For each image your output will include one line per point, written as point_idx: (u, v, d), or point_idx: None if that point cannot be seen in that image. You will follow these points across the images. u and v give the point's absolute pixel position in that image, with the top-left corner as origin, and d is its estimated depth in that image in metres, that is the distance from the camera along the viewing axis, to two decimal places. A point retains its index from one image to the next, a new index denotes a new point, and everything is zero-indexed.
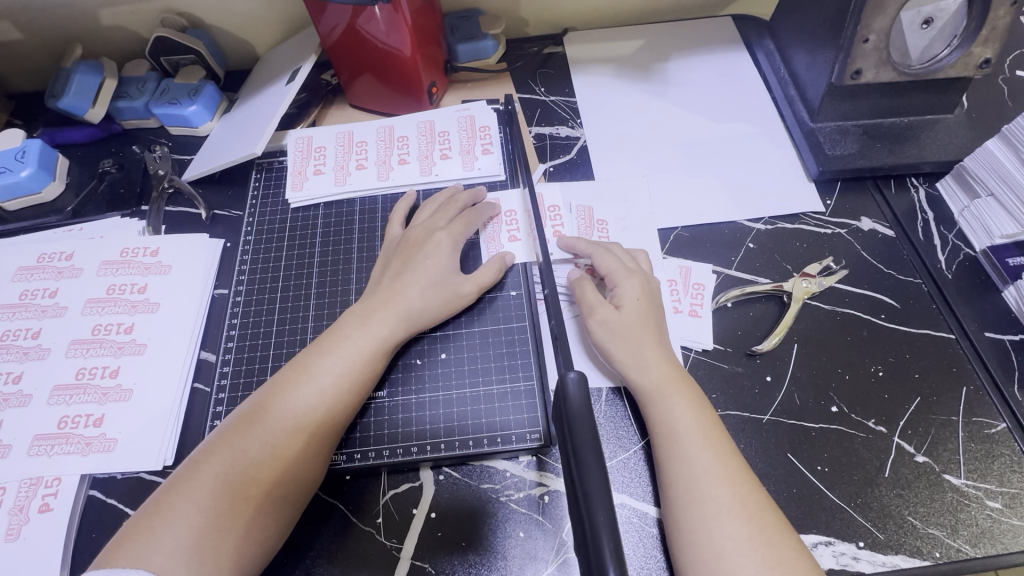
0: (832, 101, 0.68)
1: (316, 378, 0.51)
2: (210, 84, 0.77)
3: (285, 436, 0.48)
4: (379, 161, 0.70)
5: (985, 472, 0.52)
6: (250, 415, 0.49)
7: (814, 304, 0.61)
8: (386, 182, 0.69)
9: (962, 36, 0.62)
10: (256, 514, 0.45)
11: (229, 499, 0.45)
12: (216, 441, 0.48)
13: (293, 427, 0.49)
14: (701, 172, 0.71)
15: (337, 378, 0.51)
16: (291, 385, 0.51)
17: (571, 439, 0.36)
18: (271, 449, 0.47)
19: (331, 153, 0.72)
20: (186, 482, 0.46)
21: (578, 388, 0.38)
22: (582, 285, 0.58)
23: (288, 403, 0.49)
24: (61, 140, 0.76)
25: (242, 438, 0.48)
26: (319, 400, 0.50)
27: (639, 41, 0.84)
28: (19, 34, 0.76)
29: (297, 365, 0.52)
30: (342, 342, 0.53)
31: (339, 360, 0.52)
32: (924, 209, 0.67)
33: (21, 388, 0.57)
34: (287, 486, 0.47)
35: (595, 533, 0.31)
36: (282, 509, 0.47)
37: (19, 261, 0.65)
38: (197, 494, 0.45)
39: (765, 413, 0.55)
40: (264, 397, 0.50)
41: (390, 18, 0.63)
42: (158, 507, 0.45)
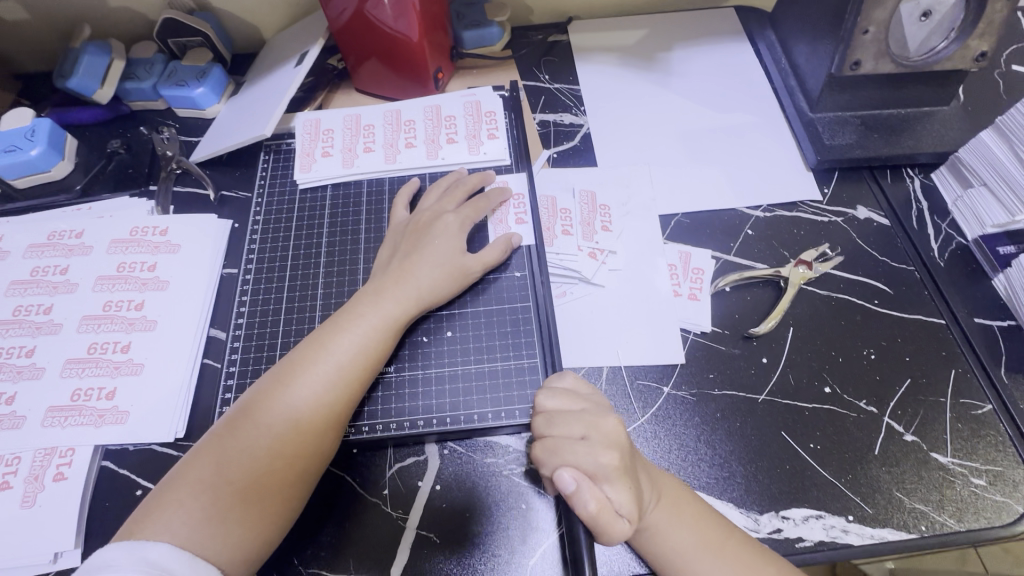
0: (831, 93, 0.69)
1: (333, 354, 0.52)
2: (217, 67, 0.78)
3: (304, 410, 0.49)
4: (386, 144, 0.71)
5: (971, 451, 0.54)
6: (270, 389, 0.51)
7: (810, 290, 0.63)
8: (392, 164, 0.70)
9: (959, 29, 0.63)
10: (278, 486, 0.47)
11: (251, 471, 0.47)
12: (237, 415, 0.50)
13: (312, 401, 0.50)
14: (702, 161, 0.72)
15: (353, 353, 0.53)
16: (307, 361, 0.52)
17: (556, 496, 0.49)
18: (291, 423, 0.49)
19: (338, 137, 0.72)
20: (210, 455, 0.47)
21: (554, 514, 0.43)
22: (554, 392, 0.51)
23: (306, 378, 0.51)
24: (70, 120, 0.76)
25: (263, 412, 0.49)
26: (336, 375, 0.51)
27: (643, 30, 0.85)
28: (25, 14, 0.77)
29: (313, 342, 0.53)
30: (354, 320, 0.54)
31: (354, 337, 0.53)
32: (919, 199, 0.68)
33: (33, 362, 0.58)
34: (306, 458, 0.49)
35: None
36: (303, 481, 0.48)
37: (29, 239, 0.66)
38: (223, 466, 0.47)
39: (760, 393, 0.57)
40: (282, 371, 0.52)
41: (398, 3, 0.65)
42: (182, 478, 0.46)
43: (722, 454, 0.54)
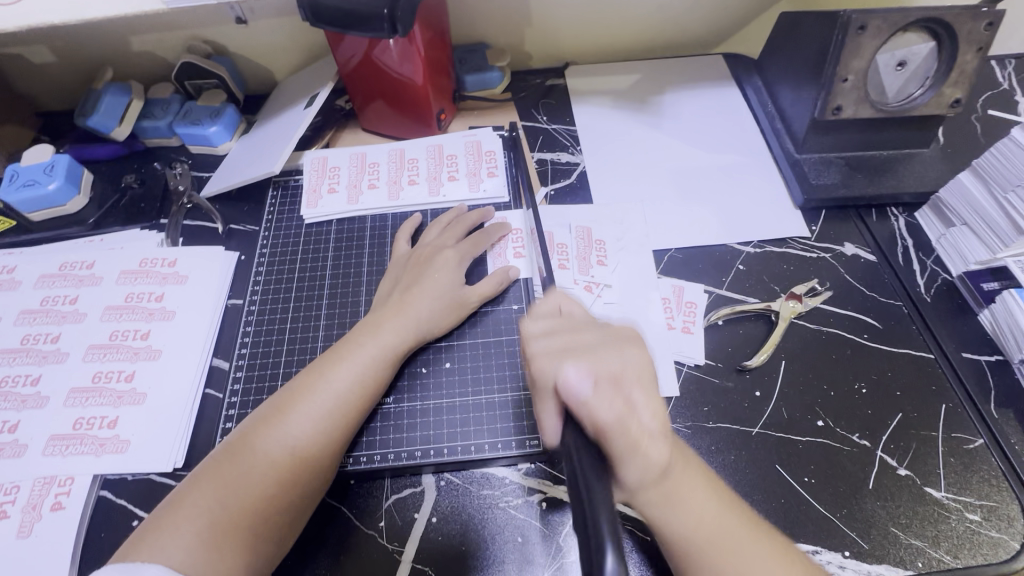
0: (815, 135, 0.73)
1: (332, 384, 0.53)
2: (230, 107, 0.82)
3: (303, 438, 0.50)
4: (390, 182, 0.74)
5: (965, 486, 0.54)
6: (269, 416, 0.52)
7: (801, 324, 0.64)
8: (396, 201, 0.73)
9: (933, 77, 0.68)
10: (274, 513, 0.48)
11: (248, 498, 0.47)
12: (234, 443, 0.50)
13: (311, 430, 0.51)
14: (694, 198, 0.75)
15: (352, 383, 0.54)
16: (307, 389, 0.53)
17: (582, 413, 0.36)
18: (290, 450, 0.49)
19: (344, 174, 0.75)
20: (208, 480, 0.48)
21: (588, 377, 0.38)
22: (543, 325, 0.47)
23: (306, 406, 0.52)
24: (88, 156, 0.80)
25: (262, 438, 0.50)
26: (334, 405, 0.52)
27: (636, 75, 0.90)
28: (53, 58, 0.81)
29: (312, 372, 0.54)
30: (353, 350, 0.56)
31: (352, 367, 0.54)
32: (904, 236, 0.71)
33: (38, 390, 0.59)
34: (303, 488, 0.49)
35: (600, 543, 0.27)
36: (298, 509, 0.49)
37: (41, 270, 0.68)
38: (222, 495, 0.47)
39: (754, 426, 0.58)
40: (281, 401, 0.53)
41: (403, 51, 0.69)
42: (177, 504, 0.46)
43: None
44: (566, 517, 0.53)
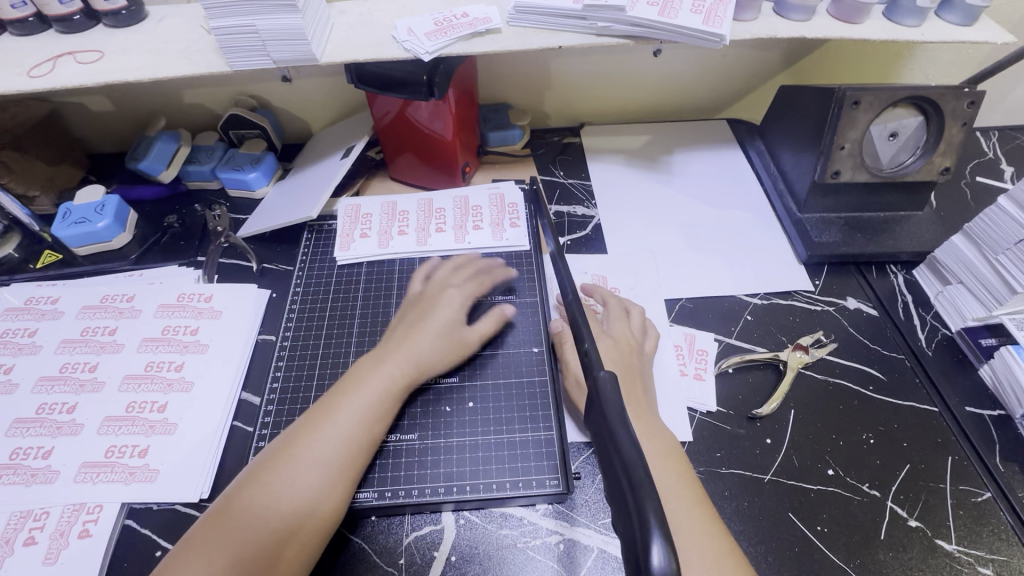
0: (816, 196, 0.78)
1: (337, 418, 0.54)
2: (270, 155, 0.88)
3: (314, 470, 0.51)
4: (418, 229, 0.79)
5: (975, 539, 0.55)
6: (276, 455, 0.52)
7: (808, 373, 0.67)
8: (424, 247, 0.77)
9: (924, 147, 0.74)
10: (288, 544, 0.48)
11: (264, 531, 0.48)
12: (246, 481, 0.51)
13: (320, 466, 0.52)
14: (703, 251, 0.80)
15: (357, 417, 0.55)
16: (318, 421, 0.54)
17: (600, 407, 0.34)
18: (303, 482, 0.51)
19: (375, 221, 0.80)
20: (226, 515, 0.49)
21: (611, 376, 0.35)
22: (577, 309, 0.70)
23: (316, 438, 0.53)
24: (133, 197, 0.85)
25: (274, 473, 0.51)
26: (340, 440, 0.53)
27: (646, 136, 0.97)
28: (110, 106, 0.88)
29: (317, 408, 0.56)
30: (358, 383, 0.57)
31: (358, 400, 0.56)
32: (903, 292, 0.75)
33: (74, 418, 0.61)
34: (318, 521, 0.50)
35: (644, 538, 0.26)
36: (313, 539, 0.50)
37: (83, 301, 0.72)
38: (236, 537, 0.48)
39: (766, 473, 0.59)
40: (290, 436, 0.54)
41: (434, 110, 0.75)
42: (196, 539, 0.48)
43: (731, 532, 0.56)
44: (583, 560, 0.53)
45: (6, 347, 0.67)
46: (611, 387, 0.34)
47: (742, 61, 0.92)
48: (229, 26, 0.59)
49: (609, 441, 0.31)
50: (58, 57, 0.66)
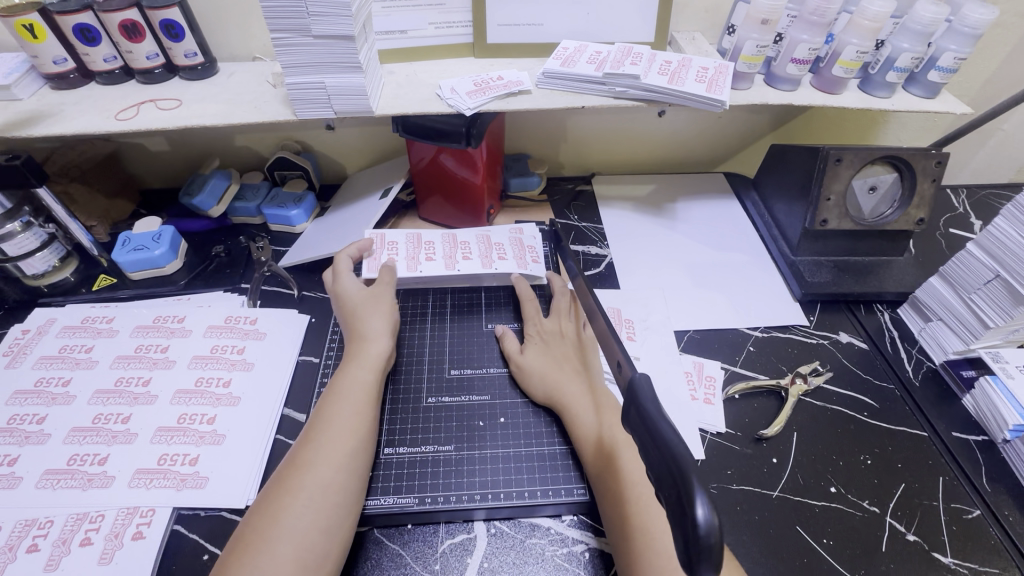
0: (807, 241, 0.86)
1: (340, 421, 0.60)
2: (310, 194, 0.96)
3: (335, 463, 0.56)
4: (445, 256, 0.84)
5: (969, 553, 0.59)
6: (299, 455, 0.57)
7: (808, 400, 0.73)
8: (452, 269, 0.81)
9: (900, 201, 0.84)
10: (326, 533, 0.52)
11: (305, 525, 0.52)
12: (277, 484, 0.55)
13: (340, 458, 0.57)
14: (707, 289, 0.87)
15: (355, 418, 0.61)
16: (330, 421, 0.60)
17: (637, 400, 0.40)
18: (328, 474, 0.55)
19: (402, 247, 0.84)
20: (265, 515, 0.52)
21: (645, 379, 0.41)
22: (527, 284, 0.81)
23: (329, 434, 0.58)
24: (183, 228, 0.92)
25: (302, 470, 0.55)
26: (347, 440, 0.58)
27: (651, 186, 1.07)
28: (168, 147, 0.97)
29: (320, 414, 0.61)
30: (347, 379, 0.64)
31: (350, 402, 0.62)
32: (890, 328, 0.82)
33: (128, 427, 0.65)
34: (348, 510, 0.55)
35: (689, 497, 0.31)
36: (346, 527, 0.54)
37: (137, 322, 0.77)
38: (275, 532, 0.51)
39: (774, 489, 0.64)
40: (307, 440, 0.59)
41: (465, 160, 0.84)
42: (240, 543, 0.51)
43: (742, 542, 0.60)
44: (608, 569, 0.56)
45: (63, 361, 0.72)
46: (644, 385, 0.40)
47: (736, 123, 1.03)
48: (301, 82, 0.68)
49: (652, 429, 0.37)
50: (141, 104, 0.75)
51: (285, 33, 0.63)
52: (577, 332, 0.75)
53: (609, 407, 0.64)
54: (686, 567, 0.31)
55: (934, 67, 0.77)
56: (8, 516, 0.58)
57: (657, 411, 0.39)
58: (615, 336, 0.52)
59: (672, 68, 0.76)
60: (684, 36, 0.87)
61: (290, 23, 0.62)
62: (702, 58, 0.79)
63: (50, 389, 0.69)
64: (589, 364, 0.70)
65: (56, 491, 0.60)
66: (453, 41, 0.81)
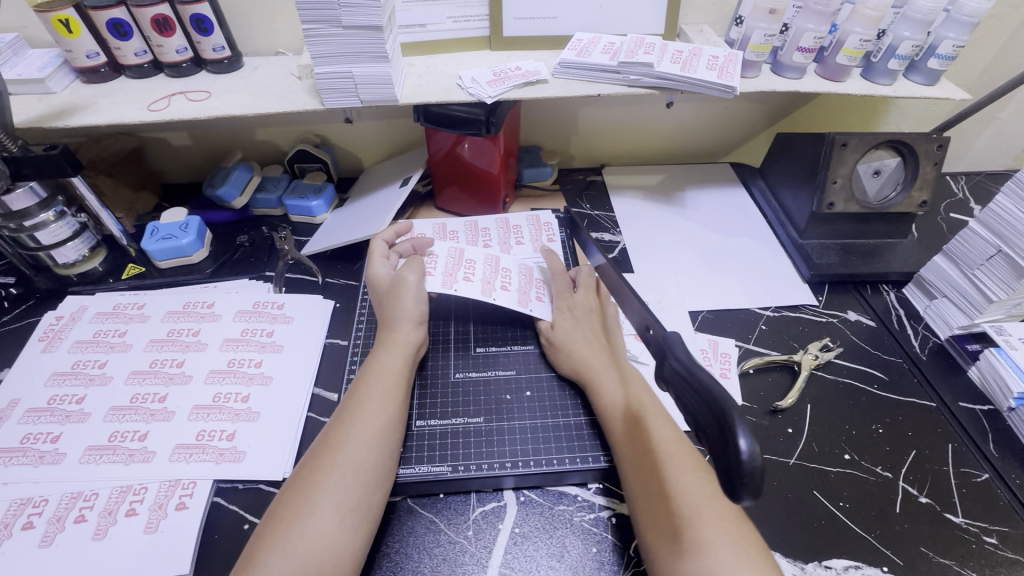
0: (814, 225, 0.89)
1: (376, 388, 0.61)
2: (330, 185, 0.99)
3: (372, 432, 0.58)
4: (484, 280, 0.78)
5: (980, 514, 0.62)
6: (335, 426, 0.58)
7: (820, 374, 0.75)
8: (488, 296, 0.76)
9: (903, 183, 0.87)
10: (364, 498, 0.54)
11: (344, 490, 0.53)
12: (314, 452, 0.56)
13: (376, 427, 0.58)
14: (719, 271, 0.90)
15: (389, 390, 0.62)
16: (365, 392, 0.61)
17: (672, 354, 0.42)
18: (366, 442, 0.56)
19: (441, 263, 0.79)
20: (304, 481, 0.53)
21: (677, 335, 0.44)
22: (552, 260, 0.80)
23: (367, 405, 0.60)
24: (206, 219, 0.94)
25: (340, 439, 0.56)
26: (382, 410, 0.60)
27: (660, 176, 1.10)
28: (191, 142, 0.99)
29: (355, 388, 0.62)
30: (380, 358, 0.65)
31: (383, 376, 0.63)
32: (896, 307, 0.85)
33: (165, 406, 0.67)
34: (383, 477, 0.56)
35: (732, 430, 0.33)
36: (381, 494, 0.56)
37: (168, 307, 0.79)
38: (315, 493, 0.52)
39: (790, 457, 0.67)
40: (343, 410, 0.60)
41: (483, 149, 0.87)
42: (281, 506, 0.52)
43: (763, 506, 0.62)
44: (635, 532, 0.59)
45: (98, 345, 0.74)
46: (678, 341, 0.43)
47: (742, 115, 1.06)
48: (330, 72, 0.70)
49: (690, 376, 0.39)
50: (171, 96, 0.78)
51: (316, 24, 0.66)
52: (603, 309, 0.76)
53: (634, 380, 0.66)
54: (730, 495, 0.34)
55: (933, 55, 0.81)
56: (56, 489, 0.60)
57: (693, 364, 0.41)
58: (646, 308, 0.53)
59: (683, 57, 0.79)
60: (692, 28, 0.90)
61: (322, 14, 0.65)
62: (712, 48, 0.82)
63: (87, 371, 0.71)
64: (614, 342, 0.72)
65: (99, 466, 0.62)
66: (471, 34, 0.84)
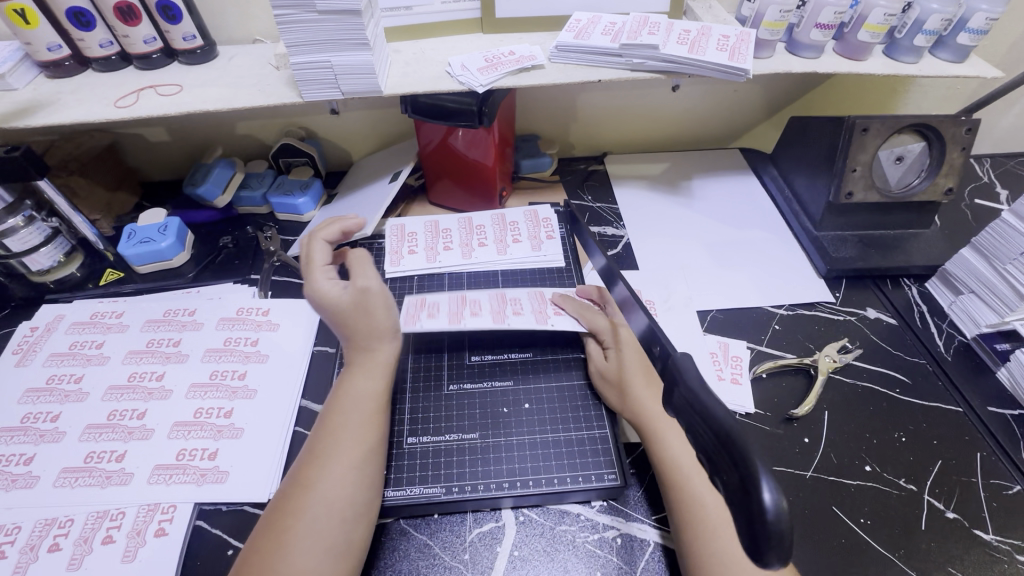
0: (831, 216, 0.84)
1: (350, 414, 0.57)
2: (317, 181, 0.94)
3: (349, 463, 0.54)
4: (493, 310, 0.71)
5: (1012, 529, 0.58)
6: (311, 457, 0.54)
7: (838, 377, 0.71)
8: (501, 322, 0.69)
9: (928, 170, 0.81)
10: (344, 535, 0.50)
11: (322, 527, 0.49)
12: (290, 488, 0.52)
13: (354, 456, 0.54)
14: (729, 267, 0.85)
15: (369, 415, 0.58)
16: (344, 420, 0.57)
17: (680, 379, 0.38)
18: (344, 475, 0.53)
19: (443, 305, 0.72)
20: (281, 518, 0.50)
21: (688, 356, 0.39)
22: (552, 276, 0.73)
23: (346, 433, 0.56)
24: (188, 220, 0.90)
25: (315, 472, 0.53)
26: (362, 437, 0.56)
27: (665, 164, 1.04)
28: (169, 138, 0.94)
29: (331, 414, 0.58)
30: (359, 381, 0.60)
31: (361, 399, 0.59)
32: (919, 303, 0.80)
33: (144, 423, 0.64)
34: (364, 510, 0.53)
35: (755, 480, 0.29)
36: (364, 527, 0.52)
37: (147, 316, 0.75)
38: (289, 533, 0.49)
39: (806, 469, 0.62)
40: (319, 439, 0.56)
41: (477, 139, 0.81)
42: (257, 546, 0.49)
43: None
44: (642, 554, 0.55)
45: (75, 358, 0.70)
46: (688, 363, 0.38)
47: (752, 97, 1.00)
48: (307, 62, 0.65)
49: (701, 408, 0.35)
50: (141, 90, 0.72)
51: (288, 9, 0.60)
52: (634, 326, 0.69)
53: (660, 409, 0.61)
54: (753, 556, 0.30)
55: (964, 29, 0.74)
56: (29, 515, 0.57)
57: (704, 393, 0.37)
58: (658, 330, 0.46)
59: (691, 37, 0.73)
60: (700, 5, 0.84)
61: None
62: (722, 27, 0.75)
63: (62, 386, 0.67)
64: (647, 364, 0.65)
65: (74, 490, 0.58)
66: (460, 16, 0.78)
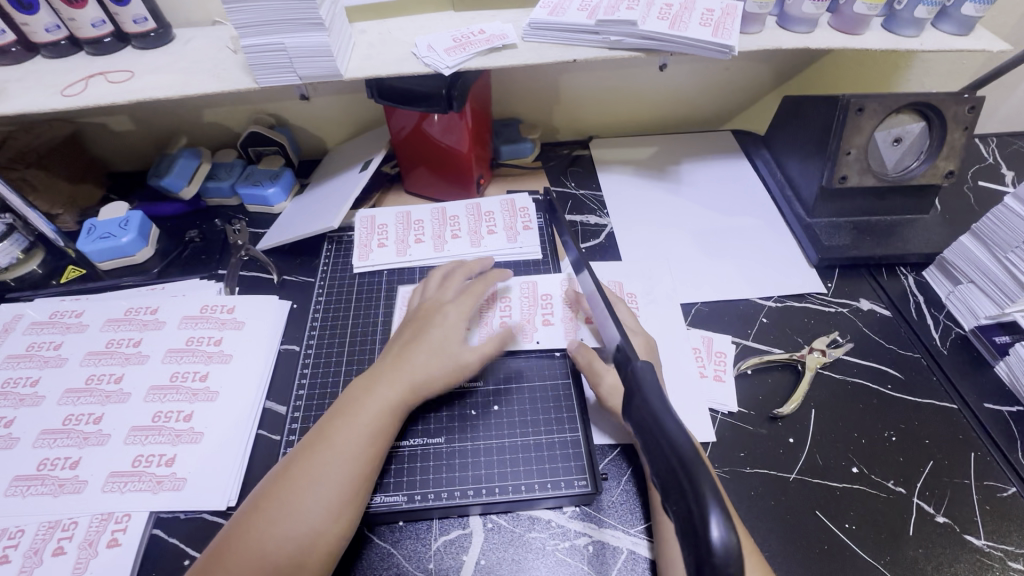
0: (824, 202, 0.80)
1: (346, 441, 0.53)
2: (287, 171, 0.90)
3: (326, 488, 0.50)
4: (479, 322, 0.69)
5: (1005, 535, 0.55)
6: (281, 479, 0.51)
7: (826, 373, 0.68)
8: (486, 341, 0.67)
9: (927, 152, 0.76)
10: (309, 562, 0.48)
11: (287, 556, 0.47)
12: (253, 510, 0.50)
13: (330, 480, 0.51)
14: (716, 256, 0.81)
15: (359, 437, 0.53)
16: (326, 441, 0.53)
17: (639, 392, 0.35)
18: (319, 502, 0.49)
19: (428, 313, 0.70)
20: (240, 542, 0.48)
21: (648, 366, 0.36)
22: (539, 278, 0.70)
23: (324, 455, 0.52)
24: (154, 213, 0.87)
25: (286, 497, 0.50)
26: (342, 461, 0.52)
27: (653, 147, 0.99)
28: (133, 126, 0.90)
29: (318, 434, 0.54)
30: (356, 404, 0.55)
31: (353, 420, 0.54)
32: (915, 293, 0.76)
33: (100, 428, 0.62)
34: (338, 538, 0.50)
35: (701, 510, 0.27)
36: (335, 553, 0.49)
37: (108, 314, 0.73)
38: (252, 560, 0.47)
39: (790, 472, 0.60)
40: (297, 461, 0.52)
41: (450, 123, 0.77)
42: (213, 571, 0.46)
43: (763, 533, 0.55)
44: (613, 562, 0.53)
45: (31, 360, 0.68)
46: (650, 375, 0.35)
47: (744, 76, 0.95)
48: (258, 44, 0.61)
49: (655, 425, 0.32)
50: (89, 77, 0.68)
51: None
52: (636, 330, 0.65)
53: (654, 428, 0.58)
54: None
55: None
56: None
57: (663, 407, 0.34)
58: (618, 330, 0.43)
59: (673, 12, 0.68)
60: None
61: None
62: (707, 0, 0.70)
63: (17, 390, 0.65)
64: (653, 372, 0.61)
65: (26, 499, 0.56)
66: None
